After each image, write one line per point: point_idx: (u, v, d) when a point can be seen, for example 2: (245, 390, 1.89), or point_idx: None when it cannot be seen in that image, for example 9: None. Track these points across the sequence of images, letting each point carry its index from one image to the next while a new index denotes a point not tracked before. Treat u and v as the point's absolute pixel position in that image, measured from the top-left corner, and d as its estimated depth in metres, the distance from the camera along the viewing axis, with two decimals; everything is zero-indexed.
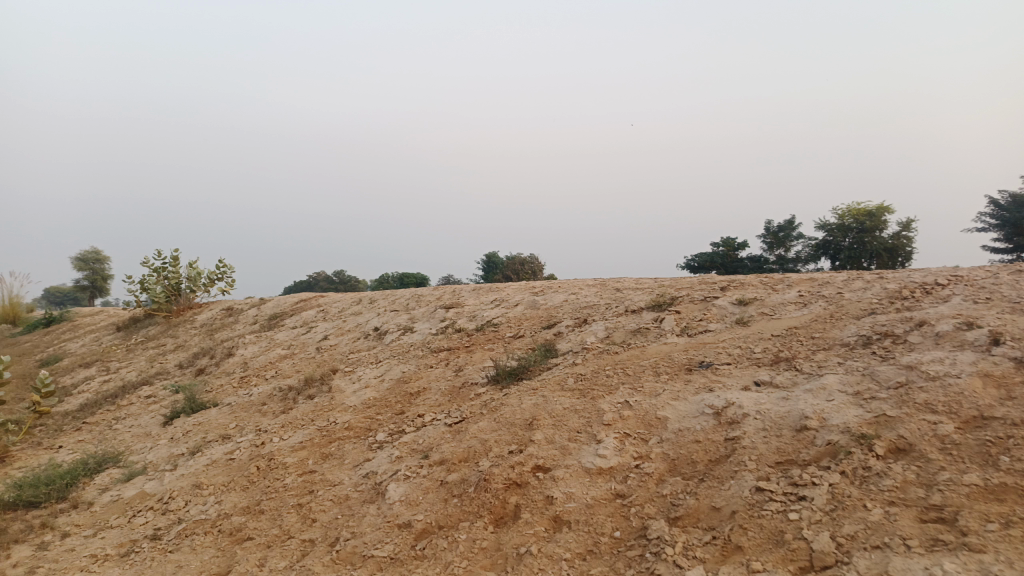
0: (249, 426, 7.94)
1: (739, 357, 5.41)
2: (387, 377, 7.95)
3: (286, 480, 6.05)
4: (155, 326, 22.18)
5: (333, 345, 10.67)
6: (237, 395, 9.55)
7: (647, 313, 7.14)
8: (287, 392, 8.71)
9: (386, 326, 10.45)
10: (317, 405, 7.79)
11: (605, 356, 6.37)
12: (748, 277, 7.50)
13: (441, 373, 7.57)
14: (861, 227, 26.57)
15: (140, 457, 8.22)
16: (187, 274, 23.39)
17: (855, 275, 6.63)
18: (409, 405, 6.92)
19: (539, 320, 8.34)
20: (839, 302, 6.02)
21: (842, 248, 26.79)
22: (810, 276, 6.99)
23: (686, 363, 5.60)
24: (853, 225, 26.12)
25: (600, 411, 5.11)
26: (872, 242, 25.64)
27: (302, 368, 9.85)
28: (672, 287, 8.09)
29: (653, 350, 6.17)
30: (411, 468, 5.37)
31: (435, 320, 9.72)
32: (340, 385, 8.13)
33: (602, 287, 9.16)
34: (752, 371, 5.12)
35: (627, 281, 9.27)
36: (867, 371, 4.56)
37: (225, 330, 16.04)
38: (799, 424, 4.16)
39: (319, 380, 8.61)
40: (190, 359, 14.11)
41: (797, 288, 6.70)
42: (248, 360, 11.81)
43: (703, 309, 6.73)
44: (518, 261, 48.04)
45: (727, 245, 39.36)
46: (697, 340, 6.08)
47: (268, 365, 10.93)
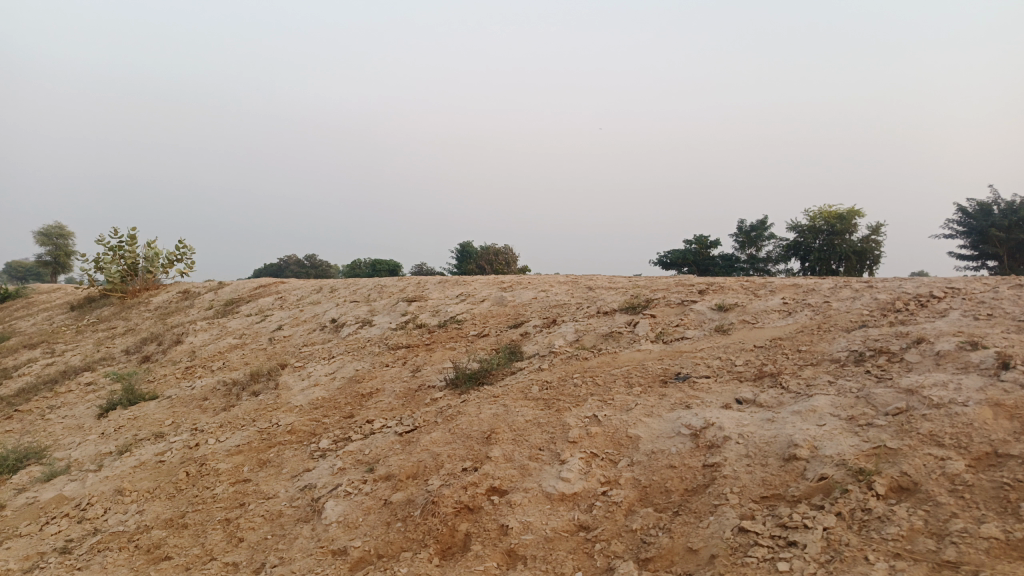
0: (186, 424, 7.30)
1: (720, 370, 4.93)
2: (339, 375, 7.37)
3: (217, 490, 5.45)
4: (109, 307, 21.26)
5: (287, 336, 10.04)
6: (179, 388, 8.90)
7: (620, 316, 6.66)
8: (231, 387, 8.08)
9: (343, 318, 9.85)
10: (260, 404, 7.18)
11: (573, 361, 5.86)
12: (728, 280, 7.05)
13: (397, 373, 7.01)
14: (832, 230, 26.63)
15: (66, 454, 7.55)
16: (145, 254, 22.48)
17: (843, 283, 6.21)
18: (359, 408, 6.35)
19: (506, 318, 7.82)
20: (827, 311, 5.58)
21: (813, 250, 26.86)
22: (794, 281, 6.55)
23: (662, 374, 5.11)
24: (825, 228, 26.16)
25: (565, 426, 4.60)
26: (842, 245, 25.70)
27: (251, 361, 9.22)
28: (648, 287, 7.61)
29: (625, 357, 5.68)
30: (353, 484, 4.82)
31: (396, 314, 9.14)
32: (287, 381, 7.53)
33: (574, 284, 8.67)
34: (733, 387, 4.64)
35: (600, 279, 8.79)
36: (862, 393, 4.10)
37: (178, 315, 15.27)
38: (787, 453, 3.69)
39: (266, 374, 8.00)
40: (137, 344, 13.35)
41: (781, 294, 6.25)
42: (197, 348, 11.12)
43: (681, 313, 6.25)
44: (491, 252, 47.48)
45: (699, 243, 39.30)
46: (673, 348, 5.60)
47: (216, 355, 10.27)
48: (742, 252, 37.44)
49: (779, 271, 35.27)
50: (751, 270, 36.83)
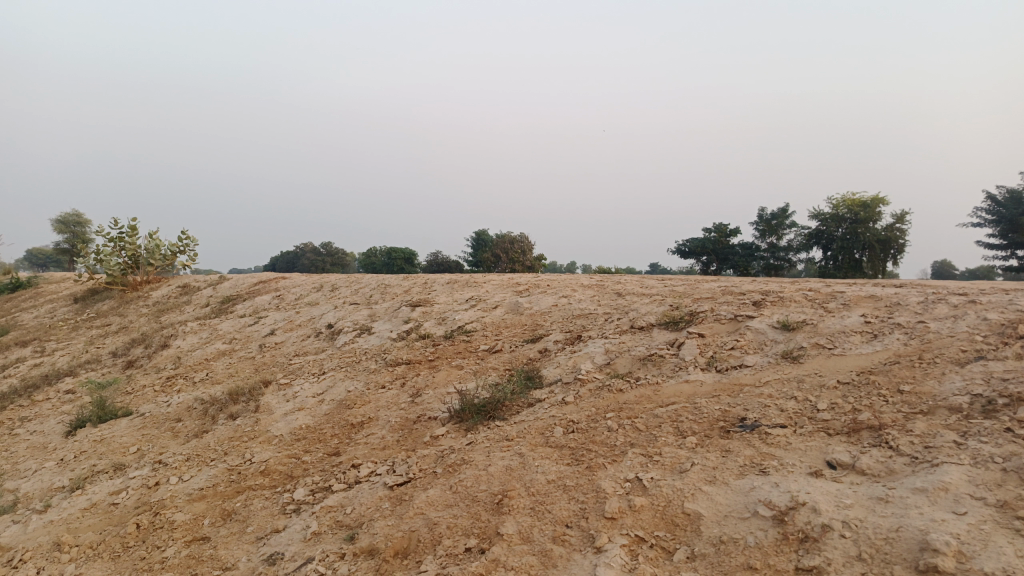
0: (151, 454, 6.29)
1: (798, 417, 3.83)
2: (328, 397, 6.35)
3: (167, 552, 4.44)
4: (110, 301, 20.43)
5: (278, 343, 9.04)
6: (155, 405, 7.91)
7: (659, 332, 5.56)
8: (209, 407, 7.08)
9: (340, 324, 8.81)
10: (236, 432, 6.17)
11: (605, 393, 4.77)
12: (786, 290, 5.93)
13: (394, 397, 5.97)
14: (856, 219, 25.53)
15: (17, 484, 6.56)
16: (146, 245, 21.65)
17: (933, 297, 5.09)
18: (347, 444, 5.32)
19: (521, 330, 6.75)
20: (924, 336, 4.45)
21: (837, 240, 25.79)
22: (869, 294, 5.43)
23: (720, 418, 4.02)
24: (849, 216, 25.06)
25: (600, 494, 3.51)
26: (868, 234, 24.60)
27: (236, 372, 8.22)
28: (688, 295, 6.49)
29: (670, 389, 4.58)
30: (328, 559, 3.77)
31: (398, 321, 8.09)
32: (269, 404, 6.51)
33: (600, 289, 7.58)
34: (821, 444, 3.54)
35: (628, 283, 7.70)
36: (1010, 465, 2.99)
37: (173, 314, 14.32)
38: (924, 563, 2.58)
39: (248, 392, 6.99)
40: (125, 346, 12.40)
41: (859, 309, 5.12)
42: (183, 354, 10.15)
43: (735, 332, 5.15)
44: (506, 240, 46.56)
45: (718, 231, 38.14)
46: (731, 381, 4.50)
47: (201, 363, 9.28)
48: (761, 241, 36.56)
49: (799, 261, 34.49)
50: (770, 259, 35.68)
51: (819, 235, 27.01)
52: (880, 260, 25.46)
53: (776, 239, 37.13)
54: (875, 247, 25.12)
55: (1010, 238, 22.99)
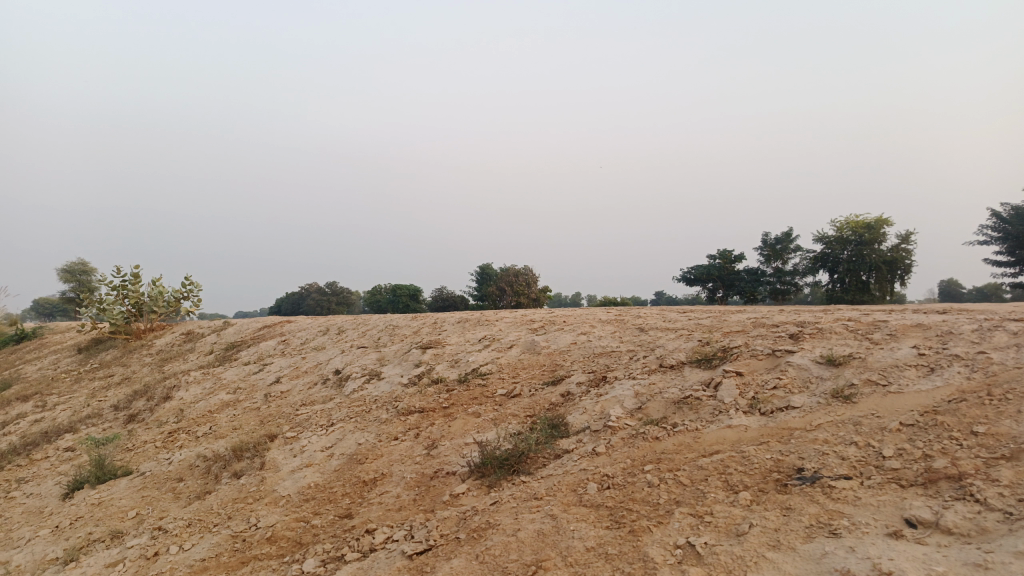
0: (151, 519, 5.88)
1: (863, 466, 3.43)
2: (338, 451, 5.96)
3: None
4: (114, 351, 20.11)
5: (285, 391, 8.66)
6: (156, 463, 7.50)
7: (691, 371, 5.18)
8: (212, 464, 6.68)
9: (348, 369, 8.43)
10: (240, 493, 5.76)
11: (640, 441, 4.38)
12: (823, 322, 5.55)
13: (408, 449, 5.58)
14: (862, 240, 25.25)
15: (9, 556, 6.15)
16: (150, 292, 21.42)
17: (988, 325, 4.70)
18: (359, 505, 4.92)
19: (540, 372, 6.37)
20: (989, 368, 4.06)
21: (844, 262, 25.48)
22: (915, 323, 5.05)
23: (773, 469, 3.63)
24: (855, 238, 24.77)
25: (648, 564, 3.10)
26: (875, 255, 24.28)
27: (240, 425, 7.82)
28: (716, 329, 6.12)
29: (712, 436, 4.19)
30: None
31: (408, 365, 7.71)
32: (276, 461, 6.12)
33: (619, 324, 7.21)
34: (895, 498, 3.13)
35: (649, 317, 7.33)
36: None
37: (176, 363, 13.95)
38: None
39: (252, 448, 6.59)
40: (128, 399, 12.02)
41: (908, 339, 4.73)
42: (186, 406, 9.76)
43: (775, 369, 4.76)
44: (511, 273, 46.32)
45: (723, 257, 37.89)
46: (779, 426, 4.10)
47: (205, 415, 8.89)
48: (767, 265, 36.26)
49: (806, 284, 34.14)
50: (777, 283, 35.32)
51: (826, 257, 26.71)
52: (888, 280, 25.16)
53: (781, 263, 36.84)
54: (882, 268, 24.85)
55: (1016, 255, 22.68)
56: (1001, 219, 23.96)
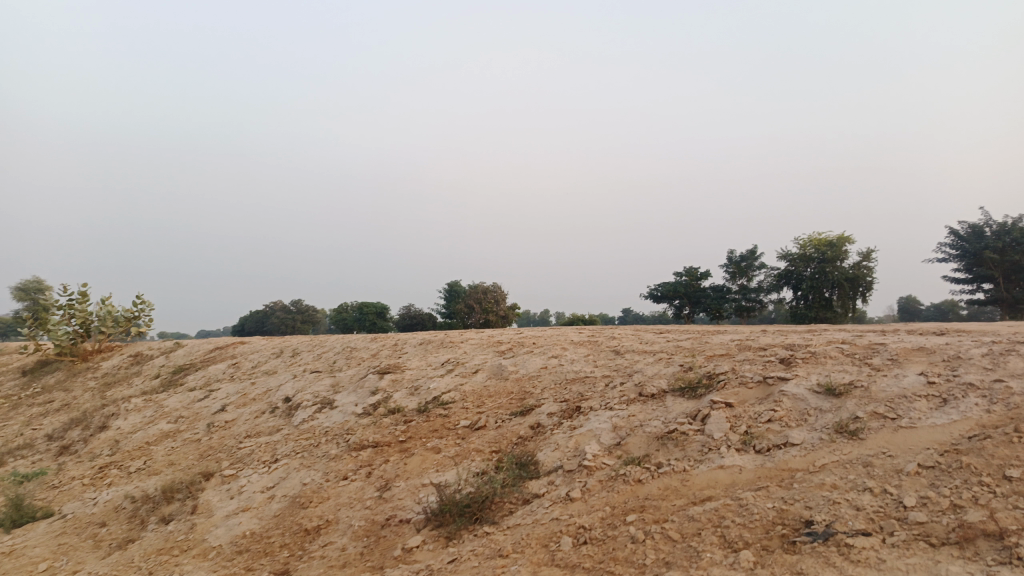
0: (63, 573, 5.15)
1: (883, 520, 2.92)
2: (280, 492, 5.31)
3: None
4: (59, 373, 19.04)
5: (230, 421, 7.96)
6: (80, 505, 6.74)
7: (674, 401, 4.67)
8: (140, 506, 5.96)
9: (299, 397, 7.77)
10: (167, 543, 5.08)
11: (620, 483, 3.84)
12: (816, 346, 5.09)
13: (358, 490, 4.96)
14: (825, 258, 25.38)
15: None
16: (99, 311, 20.41)
17: (999, 349, 4.27)
18: (299, 559, 4.28)
19: (507, 400, 5.81)
20: (1011, 399, 3.60)
21: (807, 278, 25.60)
22: (917, 347, 4.61)
23: (777, 521, 3.10)
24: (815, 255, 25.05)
25: None
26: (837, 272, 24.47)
27: (178, 459, 7.11)
28: (699, 352, 5.63)
29: (702, 479, 3.67)
30: None
31: (364, 392, 7.09)
32: (210, 504, 5.44)
33: (593, 346, 6.69)
34: (926, 561, 2.62)
35: (624, 339, 6.83)
36: None
37: (120, 388, 13.07)
38: None
39: (185, 488, 5.90)
40: (63, 427, 11.13)
41: (912, 365, 4.28)
42: (123, 436, 8.97)
43: (768, 401, 4.28)
44: (478, 290, 45.81)
45: (689, 274, 37.87)
46: (778, 467, 3.60)
47: (141, 448, 8.13)
48: (733, 281, 36.32)
49: (771, 301, 34.26)
50: (743, 299, 35.37)
51: (791, 274, 26.73)
52: (850, 297, 25.28)
53: (747, 280, 36.89)
54: (845, 284, 24.97)
55: (974, 272, 22.78)
56: (958, 236, 24.22)
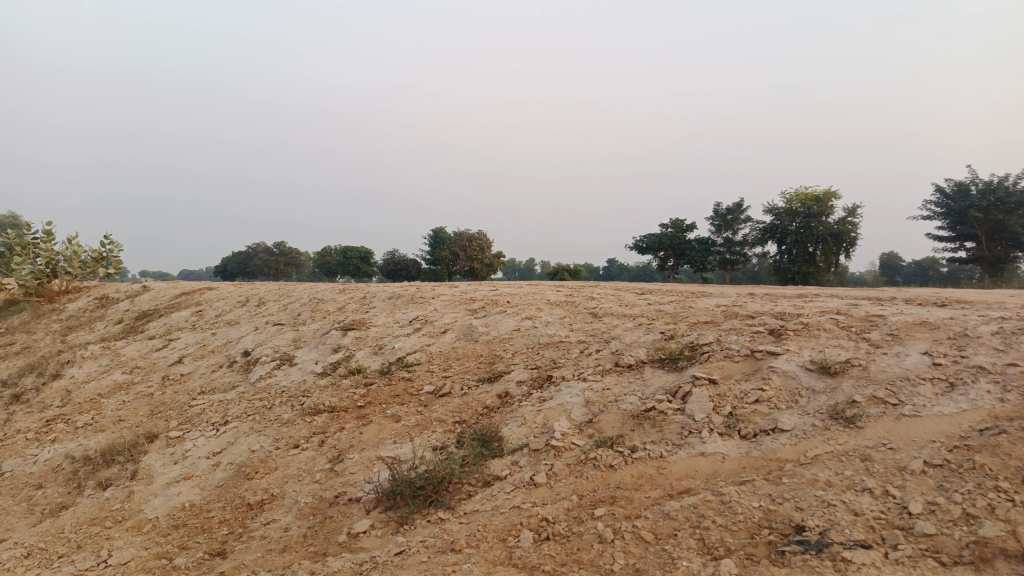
0: None
1: (885, 529, 2.56)
2: (226, 460, 4.91)
3: None
4: (23, 314, 18.40)
5: (185, 375, 7.51)
6: (18, 462, 6.30)
7: (653, 375, 4.28)
8: (79, 468, 5.54)
9: (258, 352, 7.33)
10: (100, 512, 4.67)
11: (590, 468, 3.46)
12: (809, 316, 4.70)
13: (309, 461, 4.57)
14: (809, 213, 25.09)
15: None
16: (65, 250, 19.66)
17: (1010, 328, 3.88)
18: (237, 539, 3.90)
19: (475, 365, 5.40)
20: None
21: (791, 234, 25.34)
22: (921, 322, 4.22)
23: (764, 525, 2.74)
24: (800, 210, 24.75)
25: None
26: (822, 228, 24.20)
27: (126, 416, 6.67)
28: (682, 318, 5.22)
29: (681, 467, 3.29)
30: None
31: (326, 349, 6.66)
32: (152, 470, 5.04)
33: (570, 307, 6.27)
34: None
35: (602, 300, 6.42)
36: None
37: (80, 333, 12.52)
38: None
39: (127, 450, 5.47)
40: (17, 374, 10.63)
41: (915, 343, 3.90)
42: (75, 387, 8.51)
43: (756, 378, 3.89)
44: (462, 237, 45.24)
45: (675, 226, 37.44)
46: (765, 457, 3.22)
47: (92, 401, 7.68)
48: (717, 234, 36.01)
49: (754, 255, 34.06)
50: (727, 252, 35.14)
51: (775, 228, 26.42)
52: (833, 253, 25.09)
53: (732, 233, 36.59)
54: (829, 240, 24.73)
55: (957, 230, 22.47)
56: (943, 193, 23.95)
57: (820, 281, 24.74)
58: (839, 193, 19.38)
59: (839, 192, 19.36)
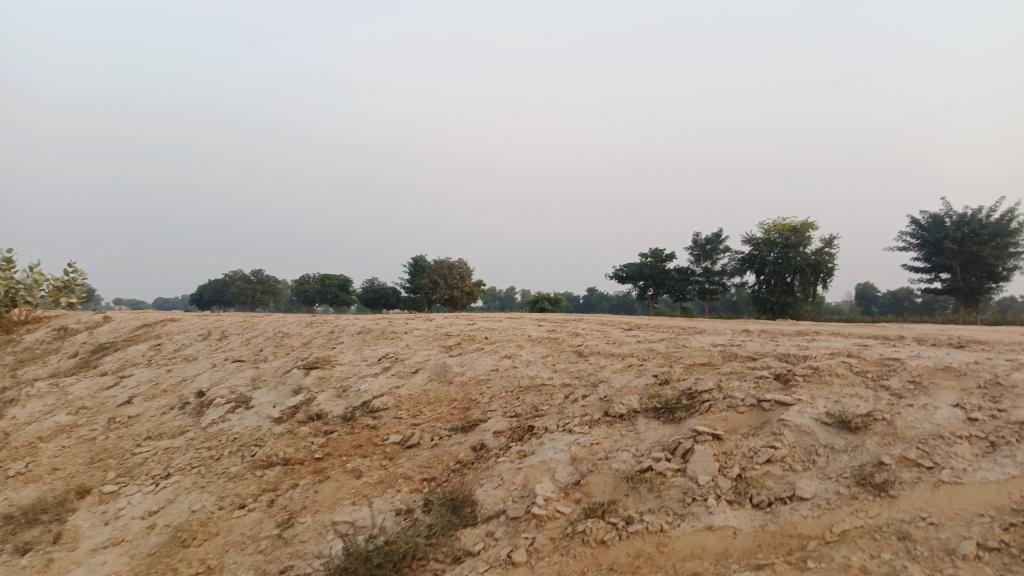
0: None
1: None
2: (162, 523, 4.33)
3: None
4: None
5: (133, 417, 6.91)
6: None
7: (647, 427, 3.79)
8: None
9: (213, 393, 6.74)
10: None
11: (577, 544, 2.94)
12: (817, 359, 4.25)
13: (255, 526, 4.00)
14: (787, 243, 25.04)
15: None
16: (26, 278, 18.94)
17: None
18: None
19: (448, 411, 4.88)
20: None
21: (770, 264, 25.24)
22: (943, 368, 3.79)
23: None
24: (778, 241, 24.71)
25: None
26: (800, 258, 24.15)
27: (64, 464, 6.05)
28: (676, 360, 4.76)
29: (684, 544, 2.79)
30: None
31: (286, 390, 6.10)
32: (78, 533, 4.44)
33: (552, 345, 5.79)
34: None
35: (587, 337, 5.95)
36: None
37: (32, 367, 11.82)
38: None
39: (55, 507, 4.87)
40: None
41: (942, 393, 3.45)
42: (14, 428, 7.84)
43: (765, 434, 3.42)
44: (441, 266, 44.82)
45: (654, 255, 37.36)
46: (784, 532, 2.73)
47: (29, 445, 7.02)
48: (696, 264, 35.95)
49: (733, 284, 33.96)
50: (706, 281, 35.03)
51: (754, 258, 26.33)
52: (811, 283, 25.02)
53: (711, 263, 36.55)
54: (807, 270, 24.64)
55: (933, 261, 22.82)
56: (919, 224, 23.98)
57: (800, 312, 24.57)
58: (816, 223, 19.35)
59: (816, 222, 19.34)
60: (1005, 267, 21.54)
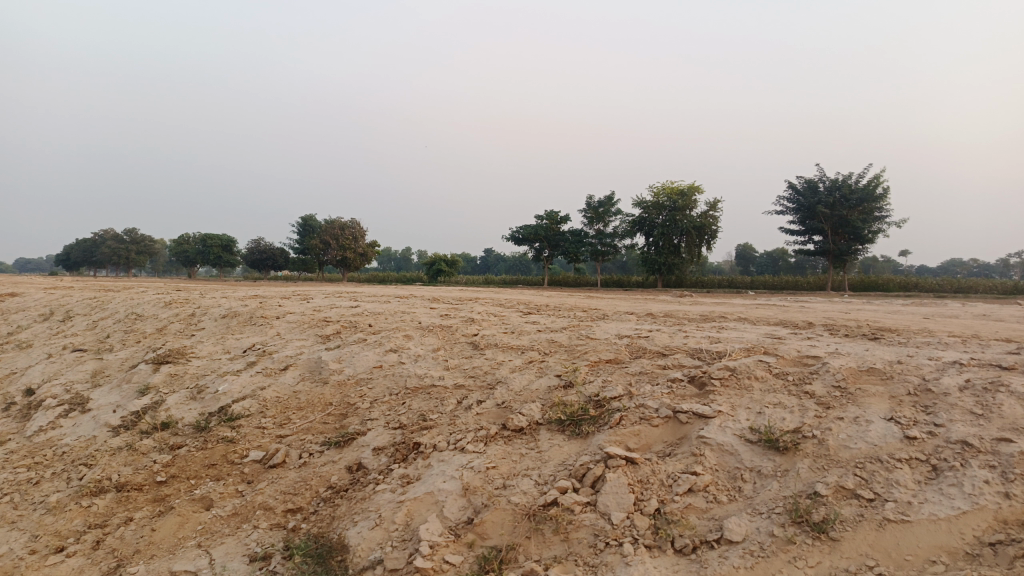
0: None
1: None
2: None
3: None
4: None
5: None
6: None
7: (550, 443, 3.28)
8: None
9: (44, 391, 5.71)
10: None
11: None
12: (732, 358, 3.88)
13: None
14: (676, 207, 25.81)
15: None
16: None
17: (976, 381, 3.20)
18: None
19: (321, 419, 4.21)
20: None
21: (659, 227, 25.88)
22: (866, 371, 3.49)
23: None
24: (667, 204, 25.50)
25: None
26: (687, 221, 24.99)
27: None
28: (580, 356, 4.28)
29: None
30: None
31: (130, 391, 5.21)
32: None
33: (443, 334, 5.20)
34: None
35: (481, 325, 5.40)
36: None
37: None
38: None
39: None
40: None
41: (871, 404, 3.12)
42: None
43: (685, 455, 2.97)
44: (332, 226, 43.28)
45: (549, 218, 37.52)
46: None
47: None
48: (588, 227, 36.43)
49: (624, 247, 34.69)
50: (598, 243, 35.60)
51: (644, 221, 26.97)
52: (695, 244, 25.94)
53: (603, 227, 37.16)
54: (692, 233, 25.65)
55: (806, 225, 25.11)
56: (802, 188, 25.70)
57: (686, 273, 25.49)
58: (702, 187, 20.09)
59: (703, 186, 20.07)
60: (872, 230, 23.56)
